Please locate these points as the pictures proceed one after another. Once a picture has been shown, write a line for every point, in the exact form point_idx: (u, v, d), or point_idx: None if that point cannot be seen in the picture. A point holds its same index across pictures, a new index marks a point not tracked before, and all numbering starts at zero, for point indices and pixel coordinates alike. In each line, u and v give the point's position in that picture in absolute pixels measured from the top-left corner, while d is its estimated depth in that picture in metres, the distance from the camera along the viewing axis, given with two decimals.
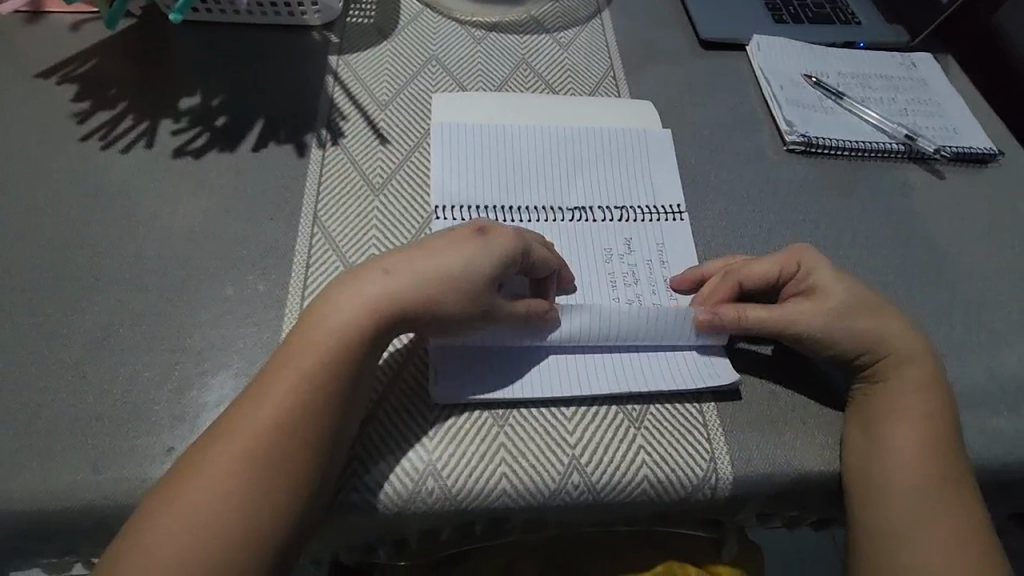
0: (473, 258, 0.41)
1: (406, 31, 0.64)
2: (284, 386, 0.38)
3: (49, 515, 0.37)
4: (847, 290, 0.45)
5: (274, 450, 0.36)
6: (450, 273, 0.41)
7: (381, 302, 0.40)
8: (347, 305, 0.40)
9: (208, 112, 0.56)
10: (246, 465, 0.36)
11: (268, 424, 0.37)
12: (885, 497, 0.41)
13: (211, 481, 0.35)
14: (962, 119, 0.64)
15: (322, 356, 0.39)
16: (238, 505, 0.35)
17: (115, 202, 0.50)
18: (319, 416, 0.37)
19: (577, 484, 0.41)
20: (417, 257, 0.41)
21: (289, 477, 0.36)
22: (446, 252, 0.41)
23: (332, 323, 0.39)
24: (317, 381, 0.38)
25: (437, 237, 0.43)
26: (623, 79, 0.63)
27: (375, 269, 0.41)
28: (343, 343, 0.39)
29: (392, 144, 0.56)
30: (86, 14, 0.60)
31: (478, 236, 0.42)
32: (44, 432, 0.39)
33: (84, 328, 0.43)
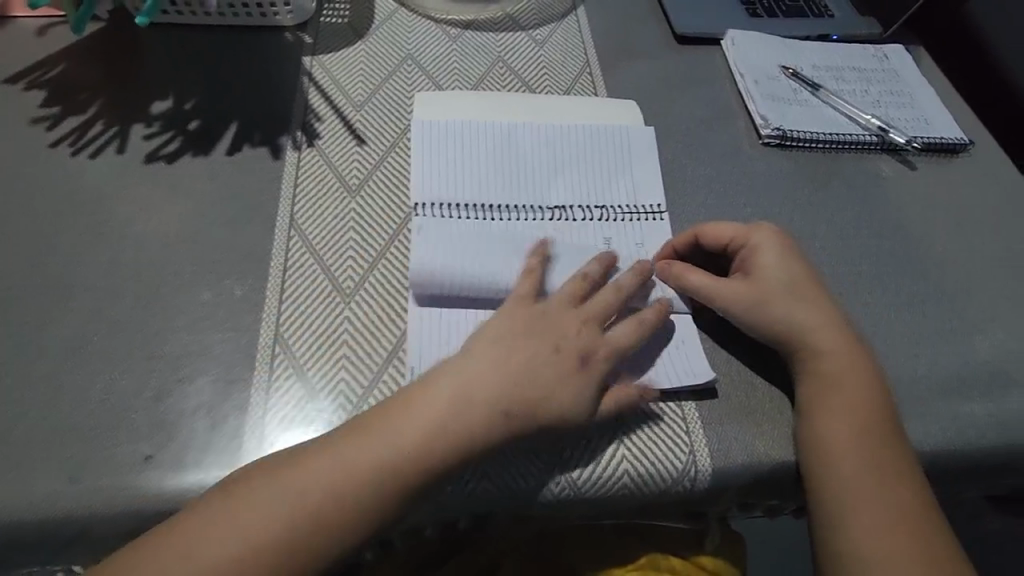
0: (578, 413, 0.41)
1: (381, 30, 0.64)
2: (369, 462, 0.38)
3: (23, 528, 0.37)
4: (789, 277, 0.47)
5: (346, 513, 0.37)
6: (562, 390, 0.41)
7: (482, 430, 0.39)
8: (467, 402, 0.40)
9: (182, 115, 0.55)
10: (318, 523, 0.37)
11: (340, 489, 0.37)
12: (849, 489, 0.41)
13: (260, 519, 0.36)
14: (933, 110, 0.65)
15: (410, 448, 0.38)
16: (296, 551, 0.36)
17: (87, 209, 0.49)
18: (389, 493, 0.38)
19: (558, 480, 0.41)
20: (527, 381, 0.41)
21: (333, 529, 0.37)
22: (557, 389, 0.41)
23: (438, 412, 0.39)
24: (399, 467, 0.38)
25: (545, 357, 0.42)
26: (599, 76, 0.63)
27: (490, 372, 0.41)
28: (430, 457, 0.38)
29: (369, 145, 0.55)
30: (53, 17, 0.59)
31: (584, 363, 0.42)
32: (17, 443, 0.38)
33: (57, 337, 0.43)
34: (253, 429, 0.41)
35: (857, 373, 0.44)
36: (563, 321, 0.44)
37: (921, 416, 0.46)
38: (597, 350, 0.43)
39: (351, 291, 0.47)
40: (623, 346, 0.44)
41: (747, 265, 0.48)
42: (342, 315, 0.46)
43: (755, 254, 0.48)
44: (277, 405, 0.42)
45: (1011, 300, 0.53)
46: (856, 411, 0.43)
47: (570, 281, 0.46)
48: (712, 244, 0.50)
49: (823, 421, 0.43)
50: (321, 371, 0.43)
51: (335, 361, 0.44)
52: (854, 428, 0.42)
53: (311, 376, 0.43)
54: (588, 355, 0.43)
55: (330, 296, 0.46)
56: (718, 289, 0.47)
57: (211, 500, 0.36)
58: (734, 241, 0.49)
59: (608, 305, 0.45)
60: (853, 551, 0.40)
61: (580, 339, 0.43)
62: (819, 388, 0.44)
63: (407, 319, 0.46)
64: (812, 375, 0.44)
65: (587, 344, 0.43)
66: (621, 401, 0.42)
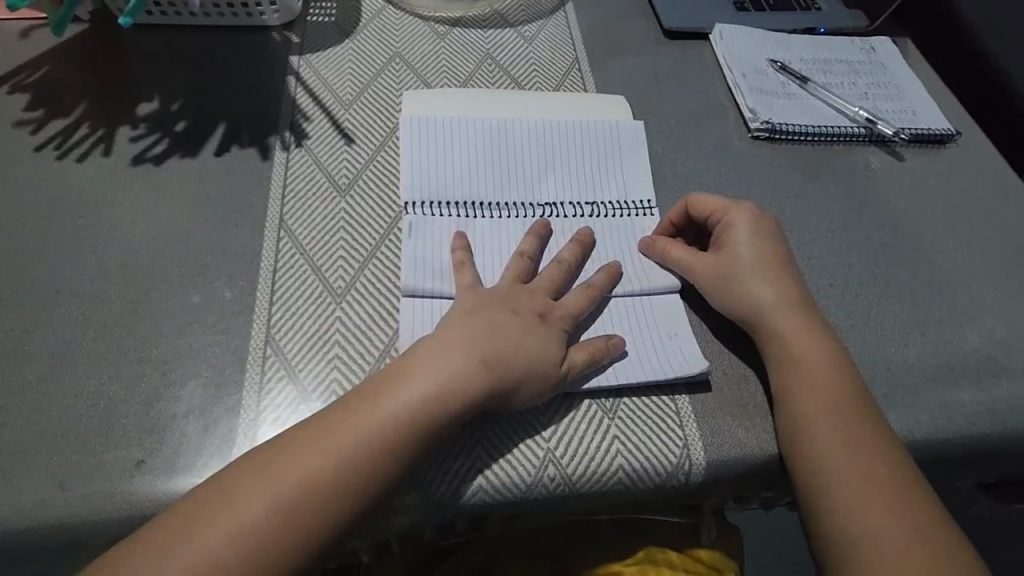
0: (548, 357, 0.42)
1: (369, 29, 0.63)
2: (354, 433, 0.38)
3: (14, 537, 0.36)
4: (757, 255, 0.48)
5: (340, 484, 0.37)
6: (531, 344, 0.42)
7: (460, 389, 0.40)
8: (446, 360, 0.40)
9: (168, 116, 0.54)
10: (314, 493, 0.37)
11: (332, 457, 0.37)
12: (846, 479, 0.41)
13: (252, 496, 0.36)
14: (920, 101, 0.65)
15: (393, 417, 0.39)
16: (291, 522, 0.36)
17: (73, 213, 0.48)
18: (380, 463, 0.38)
19: (553, 477, 0.41)
20: (495, 341, 0.42)
21: (325, 506, 0.36)
22: (523, 343, 0.42)
23: (418, 373, 0.40)
24: (386, 429, 0.38)
25: (507, 318, 0.43)
26: (589, 71, 0.63)
27: (465, 331, 0.42)
28: (415, 424, 0.39)
29: (358, 144, 0.55)
30: (35, 20, 0.58)
31: (542, 319, 0.44)
32: (6, 451, 0.38)
33: (45, 344, 0.42)
34: (246, 432, 0.41)
35: (844, 363, 0.45)
36: (516, 292, 0.45)
37: (913, 406, 0.46)
38: (556, 308, 0.45)
39: (342, 290, 0.47)
40: (575, 307, 0.45)
41: (724, 240, 0.50)
42: (333, 314, 0.45)
43: (730, 229, 0.50)
44: (270, 407, 0.42)
45: (1000, 289, 0.54)
46: (843, 400, 0.43)
47: (513, 261, 0.47)
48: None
49: (805, 411, 0.43)
50: (313, 372, 0.43)
51: (327, 361, 0.44)
52: (843, 417, 0.43)
53: (303, 376, 0.43)
54: (545, 313, 0.44)
55: (321, 295, 0.46)
56: (693, 263, 0.49)
57: (205, 493, 0.36)
58: (713, 218, 0.51)
59: (559, 277, 0.47)
60: (850, 542, 0.40)
61: (533, 301, 0.45)
62: (795, 370, 0.44)
63: (399, 316, 0.46)
64: (784, 360, 0.45)
65: (542, 305, 0.45)
66: (595, 348, 0.44)
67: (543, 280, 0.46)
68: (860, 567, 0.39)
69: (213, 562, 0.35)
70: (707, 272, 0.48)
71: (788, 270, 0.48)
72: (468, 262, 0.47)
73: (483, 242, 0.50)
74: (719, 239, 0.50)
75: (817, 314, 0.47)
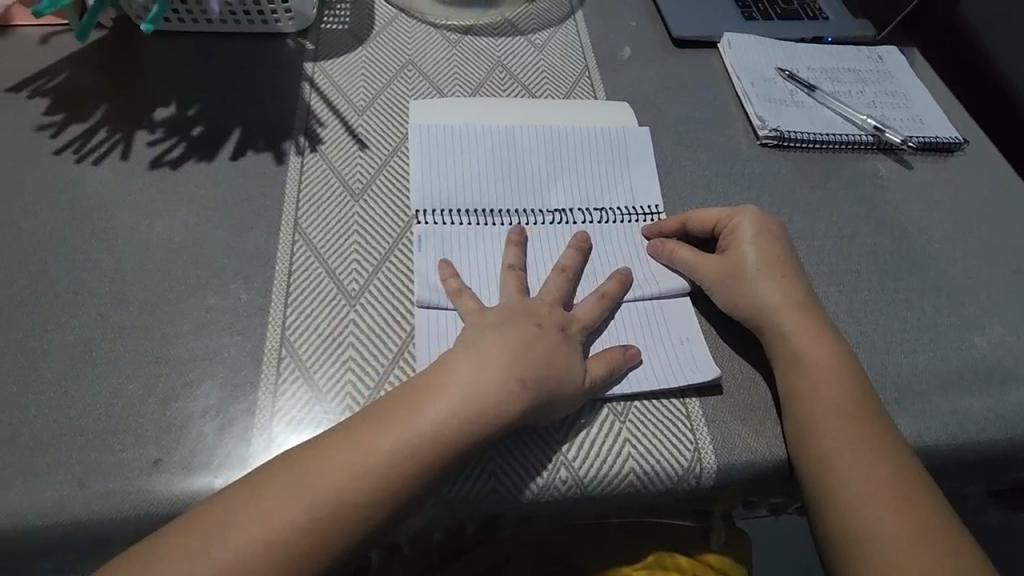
0: (574, 373, 0.42)
1: (381, 36, 0.64)
2: (382, 443, 0.38)
3: (35, 533, 0.37)
4: (765, 256, 0.49)
5: (366, 496, 0.37)
6: (556, 366, 0.42)
7: (488, 404, 0.40)
8: (478, 379, 0.40)
9: (185, 121, 0.55)
10: (340, 503, 0.37)
11: (361, 471, 0.37)
12: (853, 483, 0.41)
13: (280, 501, 0.36)
14: (927, 109, 0.66)
15: (421, 429, 0.39)
16: (315, 530, 0.36)
17: (93, 215, 0.49)
18: (405, 473, 0.38)
19: (565, 479, 0.41)
20: (528, 357, 0.42)
21: (350, 512, 0.37)
22: (551, 361, 0.42)
23: (449, 391, 0.40)
24: (416, 445, 0.38)
25: (530, 334, 0.43)
26: (599, 80, 0.64)
27: (495, 350, 0.42)
28: (442, 436, 0.39)
29: (371, 149, 0.56)
30: (55, 26, 0.59)
31: (565, 334, 0.44)
32: (27, 449, 0.39)
33: (64, 343, 0.43)
34: (261, 431, 0.41)
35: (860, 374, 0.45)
36: (533, 305, 0.45)
37: (922, 411, 0.47)
38: (574, 323, 0.45)
39: (356, 293, 0.47)
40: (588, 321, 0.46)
41: (731, 245, 0.50)
42: (347, 316, 0.46)
43: (737, 234, 0.50)
44: (284, 407, 0.42)
45: (1008, 296, 0.54)
46: (859, 409, 0.43)
47: (506, 275, 0.48)
48: (698, 231, 0.52)
49: (814, 412, 0.43)
50: (328, 373, 0.44)
51: (342, 363, 0.44)
52: (857, 424, 0.43)
53: (318, 377, 0.43)
54: (564, 327, 0.44)
55: (336, 298, 0.47)
56: (698, 265, 0.49)
57: (231, 495, 0.37)
58: (720, 223, 0.51)
59: (563, 287, 0.47)
60: (855, 541, 0.40)
61: (554, 315, 0.45)
62: (806, 374, 0.44)
63: (413, 319, 0.46)
64: (792, 360, 0.45)
65: (561, 319, 0.45)
66: (611, 357, 0.44)
67: (550, 291, 0.47)
68: (865, 567, 0.39)
69: (238, 563, 0.35)
70: (713, 274, 0.49)
71: (797, 275, 0.49)
72: (465, 289, 0.47)
73: (486, 256, 0.50)
74: (726, 244, 0.50)
75: (825, 319, 0.47)
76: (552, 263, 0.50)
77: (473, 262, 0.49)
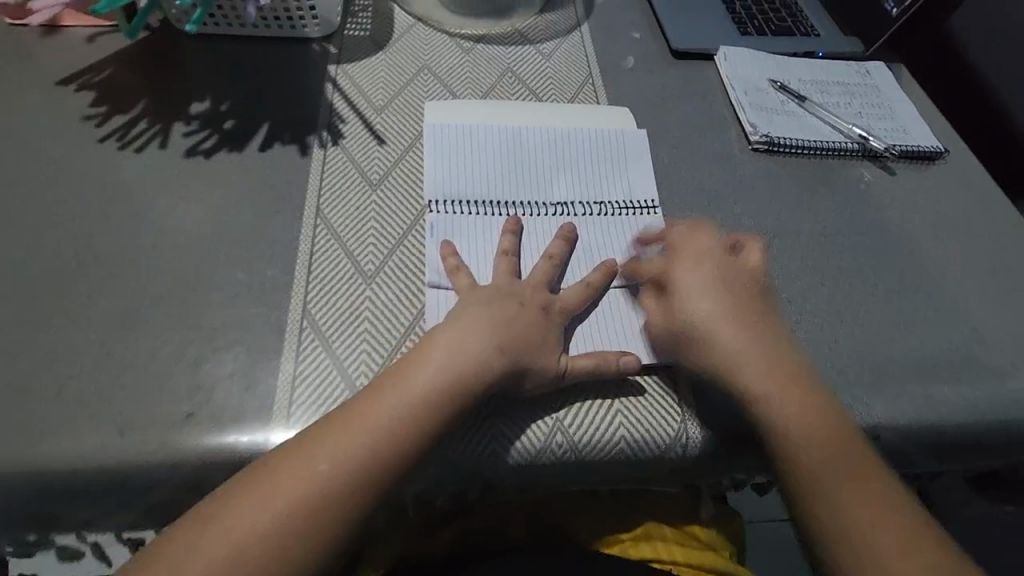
0: (550, 348, 0.46)
1: (400, 42, 0.69)
2: (380, 412, 0.42)
3: (80, 475, 0.41)
4: (698, 278, 0.50)
5: (377, 458, 0.41)
6: (536, 341, 0.46)
7: (477, 368, 0.44)
8: (464, 347, 0.44)
9: (218, 116, 0.60)
10: (354, 466, 0.40)
11: (366, 437, 0.41)
12: (827, 484, 0.44)
13: (296, 471, 0.39)
14: (911, 121, 0.70)
15: (415, 395, 0.42)
16: (333, 493, 0.39)
17: (133, 197, 0.54)
18: (407, 433, 0.41)
19: (560, 444, 0.45)
20: (506, 332, 0.46)
21: (364, 472, 0.40)
22: (531, 336, 0.46)
23: (440, 360, 0.44)
24: (416, 408, 0.42)
25: (513, 312, 0.47)
26: (601, 86, 0.68)
27: (479, 322, 0.46)
28: (437, 397, 0.43)
29: (388, 144, 0.60)
30: (101, 28, 0.65)
31: (545, 314, 0.48)
32: (73, 401, 0.43)
33: (106, 309, 0.47)
34: (283, 393, 0.45)
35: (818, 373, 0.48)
36: (519, 287, 0.49)
37: (897, 394, 0.50)
38: (555, 303, 0.49)
39: (372, 272, 0.51)
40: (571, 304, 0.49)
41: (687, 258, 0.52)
42: (363, 293, 0.50)
43: (692, 248, 0.52)
44: (305, 372, 0.46)
45: (982, 293, 0.58)
46: (819, 410, 0.46)
47: (499, 259, 0.51)
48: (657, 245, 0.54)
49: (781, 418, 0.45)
50: (345, 343, 0.47)
51: (358, 334, 0.48)
52: (821, 426, 0.45)
53: (335, 347, 0.47)
54: (547, 307, 0.48)
55: (353, 277, 0.51)
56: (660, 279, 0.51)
57: (251, 473, 0.40)
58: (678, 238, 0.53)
59: (550, 272, 0.51)
60: (836, 540, 0.42)
61: (537, 297, 0.49)
62: (769, 381, 0.46)
63: (424, 297, 0.50)
64: (752, 370, 0.47)
65: (543, 300, 0.49)
66: (602, 362, 0.46)
67: (535, 276, 0.50)
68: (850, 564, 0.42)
69: (265, 531, 0.38)
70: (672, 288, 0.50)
71: (751, 286, 0.51)
72: (462, 268, 0.51)
73: (480, 241, 0.53)
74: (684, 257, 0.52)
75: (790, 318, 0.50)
76: (542, 250, 0.54)
77: (467, 245, 0.53)
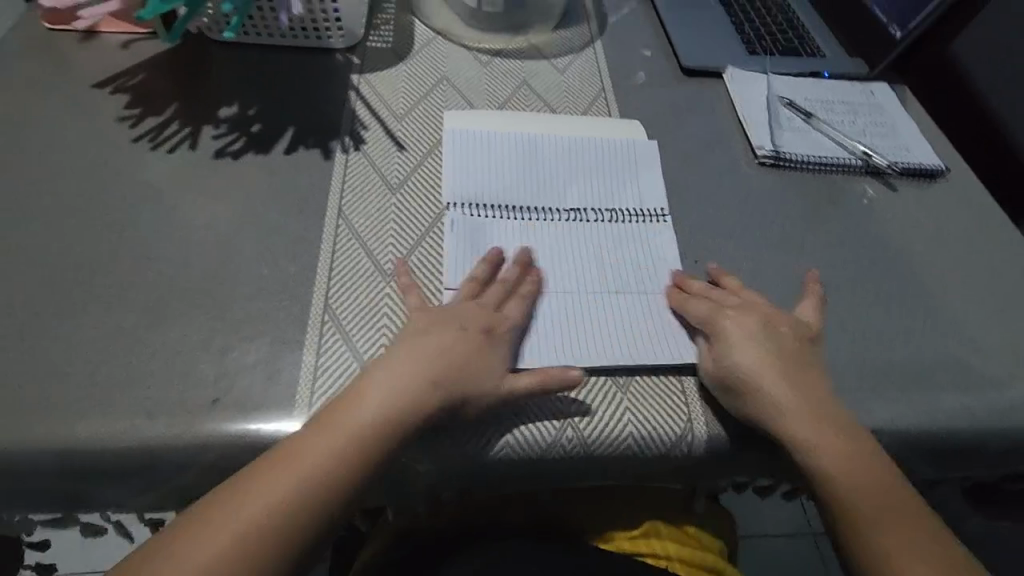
0: (491, 371, 0.46)
1: (420, 54, 0.72)
2: (320, 444, 0.42)
3: (109, 454, 0.42)
4: (743, 324, 0.50)
5: (320, 490, 0.41)
6: (475, 366, 0.46)
7: (414, 396, 0.44)
8: (401, 378, 0.44)
9: (245, 120, 0.63)
10: (298, 500, 0.40)
11: (308, 471, 0.41)
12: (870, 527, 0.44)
13: (240, 508, 0.39)
14: (914, 139, 0.72)
15: (356, 425, 0.43)
16: (275, 529, 0.39)
17: (164, 194, 0.56)
18: (351, 464, 0.42)
19: (570, 438, 0.47)
20: (444, 360, 0.46)
21: (306, 506, 0.40)
22: (471, 361, 0.46)
23: (377, 390, 0.44)
24: (355, 439, 0.42)
25: (454, 337, 0.47)
26: (613, 100, 0.71)
27: (418, 351, 0.46)
28: (377, 427, 0.43)
29: (408, 150, 0.63)
30: (136, 34, 0.68)
31: (489, 336, 0.48)
32: (104, 384, 0.45)
33: (136, 298, 0.49)
34: (304, 382, 0.47)
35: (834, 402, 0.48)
36: (466, 309, 0.49)
37: (900, 401, 0.51)
38: (501, 325, 0.49)
39: (390, 271, 0.53)
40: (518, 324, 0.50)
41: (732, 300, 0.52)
42: (382, 290, 0.52)
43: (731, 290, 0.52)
44: (326, 364, 0.48)
45: (983, 306, 0.59)
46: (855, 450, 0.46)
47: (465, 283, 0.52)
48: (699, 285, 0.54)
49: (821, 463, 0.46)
50: (365, 337, 0.49)
51: (377, 329, 0.50)
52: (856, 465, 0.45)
53: (355, 340, 0.49)
54: (492, 329, 0.48)
55: (373, 275, 0.53)
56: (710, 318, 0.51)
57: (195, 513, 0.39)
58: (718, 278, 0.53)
59: (501, 293, 0.51)
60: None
61: (483, 318, 0.49)
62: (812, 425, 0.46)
63: (440, 297, 0.52)
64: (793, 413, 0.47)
65: (488, 322, 0.48)
66: (548, 377, 0.46)
67: (486, 296, 0.50)
68: None
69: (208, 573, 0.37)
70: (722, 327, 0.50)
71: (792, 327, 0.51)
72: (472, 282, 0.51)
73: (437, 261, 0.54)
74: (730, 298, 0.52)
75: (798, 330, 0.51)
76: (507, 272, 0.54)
77: (424, 266, 0.54)
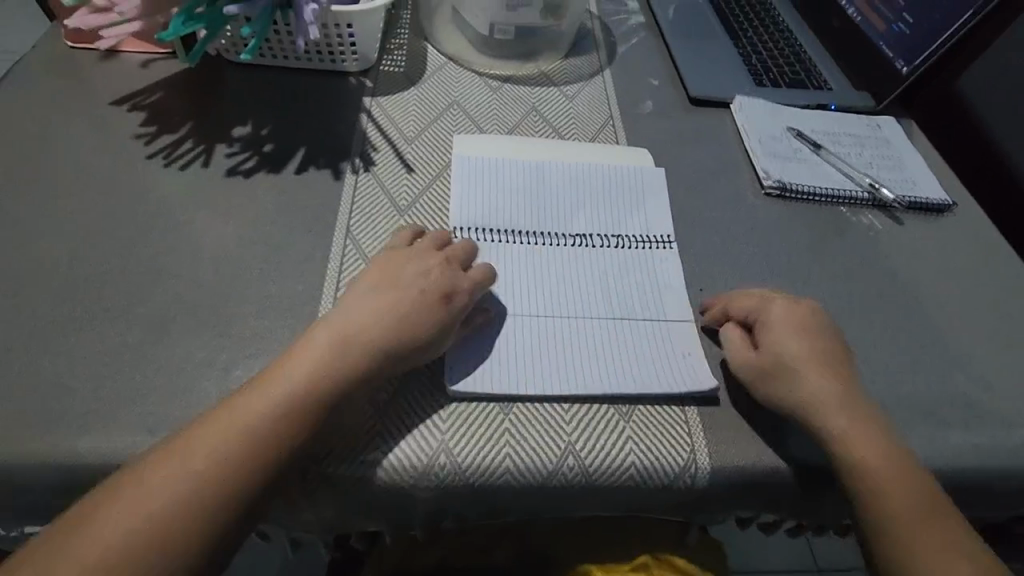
0: (430, 334, 0.46)
1: (432, 79, 0.73)
2: (234, 426, 0.40)
3: (109, 468, 0.42)
4: (789, 331, 0.50)
5: (227, 478, 0.39)
6: (419, 331, 0.46)
7: (342, 371, 0.43)
8: (332, 350, 0.43)
9: (258, 139, 0.64)
10: (205, 487, 0.38)
11: (216, 457, 0.39)
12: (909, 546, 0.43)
13: (143, 497, 0.37)
14: (920, 173, 0.72)
15: (274, 407, 0.41)
16: (173, 518, 0.37)
17: (175, 210, 0.57)
18: (266, 449, 0.40)
19: (572, 467, 0.46)
20: (395, 320, 0.45)
21: (211, 496, 0.38)
22: (418, 323, 0.46)
23: (306, 361, 0.43)
24: (273, 420, 0.41)
25: (410, 296, 0.47)
26: (621, 128, 0.72)
27: (364, 316, 0.45)
28: (292, 412, 0.41)
29: (416, 173, 0.63)
30: (156, 54, 0.69)
31: (445, 299, 0.47)
32: (107, 399, 0.45)
33: (144, 312, 0.49)
34: None
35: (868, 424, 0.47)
36: (431, 260, 0.50)
37: (908, 437, 0.51)
38: (458, 286, 0.49)
39: None
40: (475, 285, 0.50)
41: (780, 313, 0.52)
42: None
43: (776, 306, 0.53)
44: None
45: (990, 343, 0.59)
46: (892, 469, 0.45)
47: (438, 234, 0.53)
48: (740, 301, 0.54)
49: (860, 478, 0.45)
50: None
51: None
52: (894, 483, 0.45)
53: None
54: (450, 293, 0.48)
55: None
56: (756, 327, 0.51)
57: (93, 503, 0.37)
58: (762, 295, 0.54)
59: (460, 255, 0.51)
60: None
61: (443, 278, 0.49)
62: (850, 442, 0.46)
63: None
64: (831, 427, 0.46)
65: (450, 282, 0.49)
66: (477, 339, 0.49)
67: (455, 252, 0.51)
68: None
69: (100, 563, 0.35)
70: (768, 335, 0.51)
71: (831, 344, 0.51)
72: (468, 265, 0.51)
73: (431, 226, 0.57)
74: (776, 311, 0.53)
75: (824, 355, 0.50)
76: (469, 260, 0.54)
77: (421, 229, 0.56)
